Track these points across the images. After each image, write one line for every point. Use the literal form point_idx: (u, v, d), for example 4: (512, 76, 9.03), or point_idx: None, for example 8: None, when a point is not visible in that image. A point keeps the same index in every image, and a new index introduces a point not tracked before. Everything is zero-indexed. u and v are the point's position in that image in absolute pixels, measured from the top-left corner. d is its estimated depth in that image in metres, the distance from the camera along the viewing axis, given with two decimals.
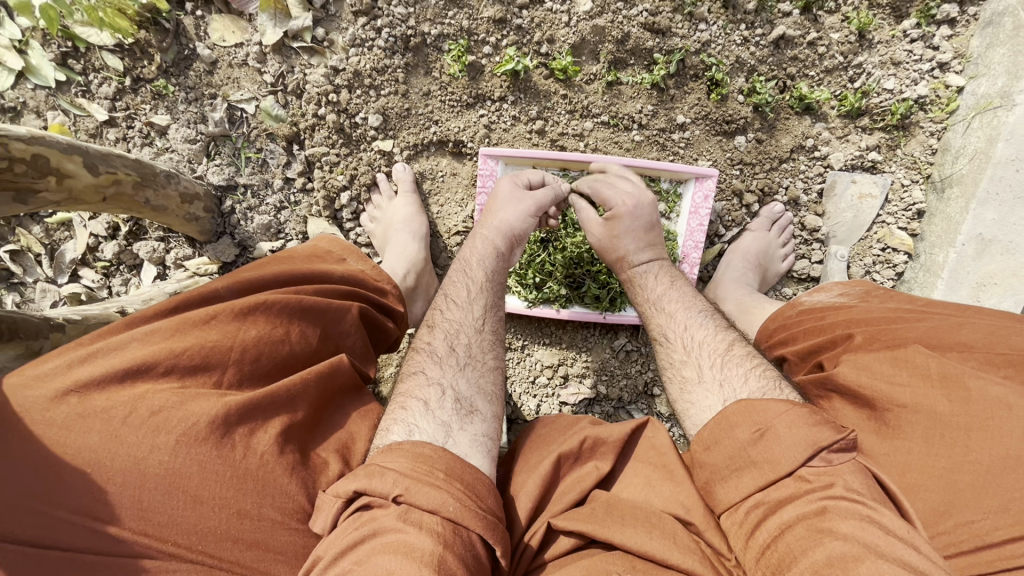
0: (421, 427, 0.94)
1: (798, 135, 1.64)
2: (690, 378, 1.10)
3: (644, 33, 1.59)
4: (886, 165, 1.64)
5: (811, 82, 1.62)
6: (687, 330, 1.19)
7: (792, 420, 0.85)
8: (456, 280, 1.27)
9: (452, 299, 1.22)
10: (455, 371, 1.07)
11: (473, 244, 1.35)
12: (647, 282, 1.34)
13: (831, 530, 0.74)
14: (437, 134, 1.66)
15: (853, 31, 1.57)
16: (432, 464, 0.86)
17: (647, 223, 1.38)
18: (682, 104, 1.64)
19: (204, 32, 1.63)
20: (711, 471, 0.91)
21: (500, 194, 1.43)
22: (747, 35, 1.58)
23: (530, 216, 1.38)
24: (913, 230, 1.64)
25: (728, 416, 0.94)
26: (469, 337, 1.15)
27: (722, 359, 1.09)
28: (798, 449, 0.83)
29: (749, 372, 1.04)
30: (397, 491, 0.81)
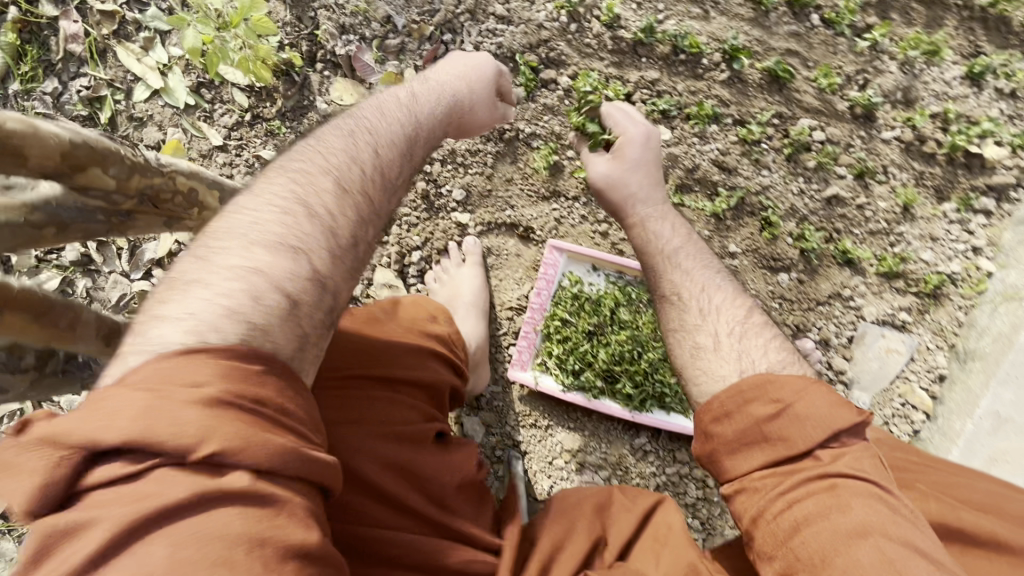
0: (247, 312, 0.73)
1: (837, 284, 1.79)
2: (703, 346, 1.19)
3: (712, 168, 1.77)
4: (915, 326, 1.76)
5: (856, 239, 1.78)
6: (704, 291, 1.29)
7: (815, 399, 0.98)
8: (312, 144, 1.00)
9: (347, 155, 0.99)
10: (331, 257, 0.86)
11: (353, 112, 1.10)
12: (666, 231, 1.39)
13: (843, 506, 0.87)
14: (511, 218, 1.81)
15: (900, 204, 1.74)
16: (242, 386, 0.65)
17: (654, 167, 1.46)
18: (735, 235, 1.80)
19: (326, 90, 1.83)
20: (722, 443, 1.02)
21: (417, 83, 1.23)
22: (804, 188, 1.76)
23: (436, 100, 1.21)
24: (934, 392, 1.73)
25: (742, 390, 1.03)
26: (341, 161, 0.97)
27: (741, 327, 1.21)
28: (819, 428, 0.95)
29: (767, 344, 1.17)
30: (190, 437, 0.59)
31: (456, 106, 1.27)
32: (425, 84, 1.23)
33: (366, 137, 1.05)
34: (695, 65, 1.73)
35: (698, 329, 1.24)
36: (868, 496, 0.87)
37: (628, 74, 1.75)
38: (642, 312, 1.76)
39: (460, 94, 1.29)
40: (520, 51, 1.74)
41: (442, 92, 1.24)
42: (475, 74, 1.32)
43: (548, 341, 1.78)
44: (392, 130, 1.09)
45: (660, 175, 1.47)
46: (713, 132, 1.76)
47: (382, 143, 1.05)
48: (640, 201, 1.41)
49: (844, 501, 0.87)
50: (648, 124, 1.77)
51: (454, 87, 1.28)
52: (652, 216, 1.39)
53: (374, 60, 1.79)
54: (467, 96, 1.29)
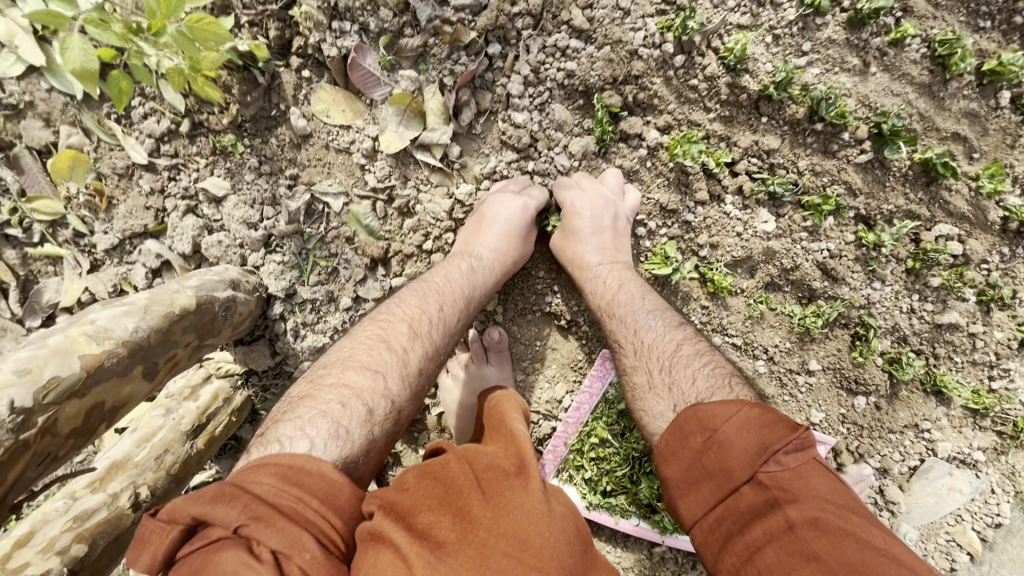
0: (350, 436, 0.88)
1: (917, 414, 1.53)
2: (642, 384, 1.04)
3: (815, 271, 1.38)
4: (986, 467, 1.56)
5: (954, 368, 1.49)
6: (637, 334, 1.11)
7: (739, 422, 0.82)
8: (388, 313, 1.10)
9: (411, 323, 1.08)
10: (409, 392, 1.01)
11: (418, 284, 1.18)
12: (598, 283, 1.21)
13: (803, 552, 0.70)
14: (551, 305, 1.39)
15: (1018, 338, 1.44)
16: (303, 484, 0.75)
17: (614, 230, 1.24)
18: (819, 349, 1.47)
19: (305, 98, 1.25)
20: (668, 486, 0.88)
21: (474, 263, 1.21)
22: (916, 306, 1.42)
23: (497, 276, 1.23)
24: (985, 535, 1.59)
25: (676, 425, 0.88)
26: (398, 392, 0.98)
27: (676, 357, 1.03)
28: (747, 452, 0.79)
29: (699, 372, 0.97)
30: (242, 520, 0.69)
31: (506, 267, 1.24)
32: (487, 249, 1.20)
33: (435, 303, 1.13)
34: (828, 138, 1.27)
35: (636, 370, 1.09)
36: (834, 533, 0.70)
37: (737, 137, 1.27)
38: None
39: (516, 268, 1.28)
40: (597, 88, 1.21)
41: (481, 254, 1.21)
42: (521, 224, 1.22)
43: (579, 456, 1.46)
44: (439, 296, 1.14)
45: (623, 238, 1.26)
46: (827, 228, 1.34)
47: (443, 314, 1.13)
48: (588, 257, 1.23)
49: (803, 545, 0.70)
50: (748, 205, 1.33)
51: (496, 250, 1.21)
52: (595, 274, 1.22)
53: (381, 67, 1.21)
54: (524, 244, 1.25)
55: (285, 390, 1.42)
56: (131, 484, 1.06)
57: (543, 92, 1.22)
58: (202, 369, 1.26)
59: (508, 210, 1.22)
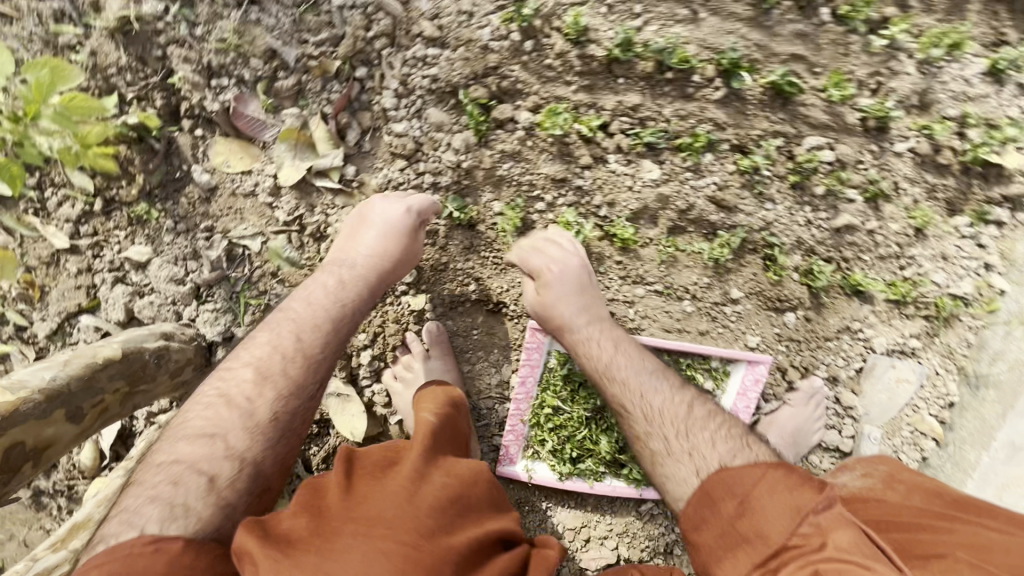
0: (188, 512, 0.95)
1: (845, 317, 1.62)
2: (659, 451, 1.17)
3: (709, 205, 1.49)
4: (924, 352, 1.64)
5: (865, 267, 1.58)
6: (645, 397, 1.22)
7: (775, 481, 1.01)
8: (232, 362, 1.15)
9: (259, 356, 1.14)
10: (262, 441, 1.06)
11: (276, 316, 1.20)
12: (595, 348, 1.29)
13: None
14: (477, 292, 1.48)
15: (911, 224, 1.55)
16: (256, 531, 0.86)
17: (579, 288, 1.32)
18: (737, 277, 1.56)
19: (202, 155, 1.34)
20: (707, 552, 1.04)
21: (339, 273, 1.25)
22: (811, 218, 1.52)
23: (366, 289, 1.25)
24: (944, 418, 1.64)
25: (707, 493, 1.06)
26: (238, 436, 1.05)
27: (686, 422, 1.19)
28: (778, 506, 0.97)
29: (715, 436, 1.15)
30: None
31: (371, 285, 1.25)
32: (352, 261, 1.26)
33: (277, 335, 1.16)
34: (684, 83, 1.38)
35: (647, 435, 1.20)
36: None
37: (603, 101, 1.38)
38: None
39: (400, 274, 1.31)
40: (462, 85, 1.32)
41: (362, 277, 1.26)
42: (403, 226, 1.27)
43: (539, 430, 1.52)
44: (302, 314, 1.19)
45: (597, 296, 1.35)
46: (708, 164, 1.45)
47: (299, 342, 1.15)
48: (571, 325, 1.30)
49: None
50: (631, 159, 1.44)
51: (371, 265, 1.26)
52: (585, 339, 1.29)
53: (263, 110, 1.31)
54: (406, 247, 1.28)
55: None
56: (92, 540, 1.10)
57: (416, 101, 1.32)
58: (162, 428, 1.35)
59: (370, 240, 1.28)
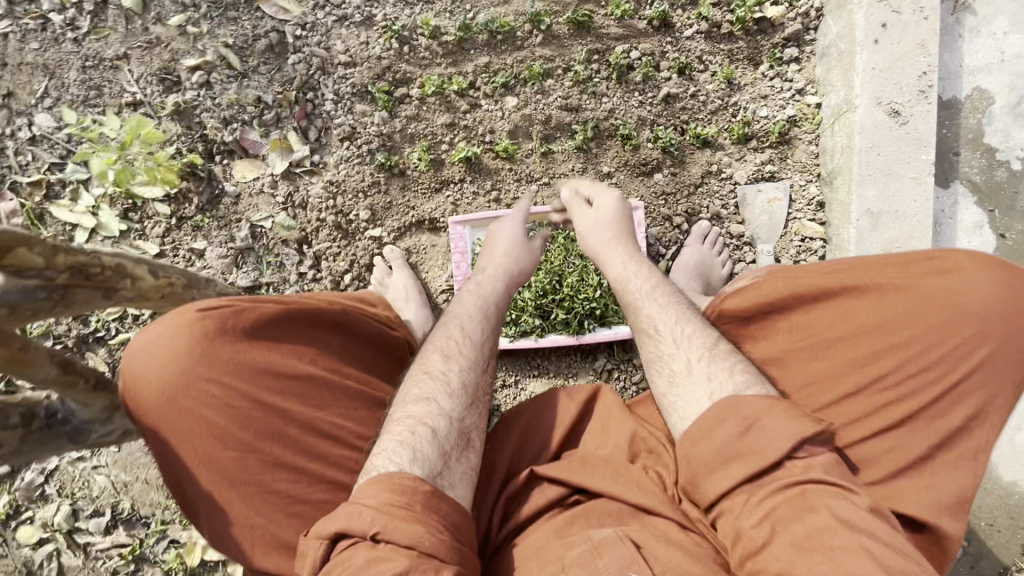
0: (432, 368, 1.39)
1: (704, 164, 2.02)
2: (681, 371, 1.26)
3: (562, 112, 2.04)
4: (783, 173, 1.98)
5: (702, 122, 2.02)
6: (679, 322, 1.37)
7: (777, 413, 1.07)
8: (454, 317, 1.58)
9: (442, 351, 1.45)
10: (454, 369, 1.39)
11: (456, 311, 1.61)
12: (631, 274, 1.52)
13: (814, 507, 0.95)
14: (415, 216, 2.06)
15: (723, 80, 1.99)
16: (408, 500, 1.10)
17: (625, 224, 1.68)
18: (605, 158, 2.04)
19: (229, 175, 2.13)
20: (699, 465, 1.09)
21: (482, 282, 1.68)
22: (642, 99, 2.02)
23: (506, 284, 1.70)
24: (820, 220, 1.93)
25: (715, 415, 1.11)
26: (450, 379, 1.38)
27: (712, 354, 1.27)
28: (785, 440, 1.03)
29: (734, 366, 1.22)
30: (373, 531, 1.04)
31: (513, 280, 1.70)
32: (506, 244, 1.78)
33: (458, 328, 1.50)
34: (513, 40, 2.04)
35: (673, 355, 1.31)
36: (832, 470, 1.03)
37: (465, 67, 2.05)
38: (547, 249, 1.97)
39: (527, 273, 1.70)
40: (370, 83, 2.05)
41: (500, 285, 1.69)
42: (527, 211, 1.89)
43: None
44: (467, 322, 1.55)
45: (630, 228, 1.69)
46: (550, 85, 2.04)
47: (469, 329, 1.52)
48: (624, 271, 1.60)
49: (815, 505, 0.96)
50: (496, 97, 2.05)
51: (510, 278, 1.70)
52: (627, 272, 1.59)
53: (259, 135, 2.08)
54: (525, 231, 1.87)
55: None
56: None
57: (347, 102, 2.06)
58: None
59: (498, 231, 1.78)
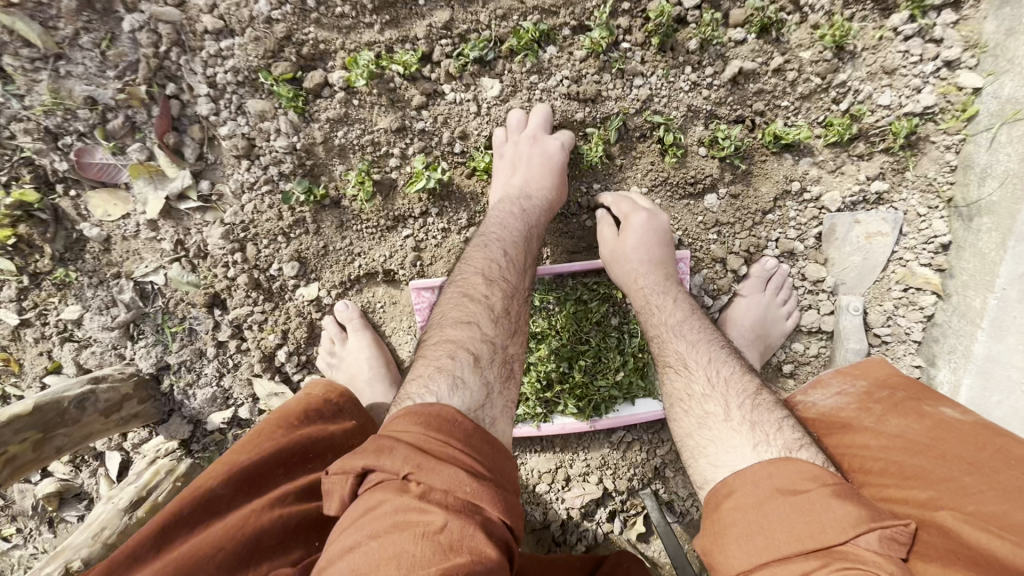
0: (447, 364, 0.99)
1: (780, 180, 1.36)
2: (714, 413, 1.03)
3: (571, 104, 1.32)
4: (895, 193, 1.35)
5: (786, 114, 1.31)
6: (713, 362, 1.12)
7: (835, 489, 0.80)
8: (493, 235, 1.20)
9: (485, 273, 1.12)
10: (503, 325, 1.07)
11: (479, 240, 1.21)
12: (675, 314, 1.22)
13: None
14: (363, 267, 1.47)
15: (829, 47, 1.25)
16: (447, 433, 0.82)
17: (659, 242, 1.29)
18: (633, 172, 1.37)
19: (84, 211, 1.44)
20: (738, 516, 0.84)
21: (523, 204, 1.25)
22: (696, 79, 1.29)
23: (545, 216, 1.28)
24: (939, 266, 1.36)
25: (769, 470, 0.86)
26: (504, 302, 1.10)
27: (754, 401, 1.03)
28: (845, 512, 0.76)
29: (782, 420, 0.99)
30: (407, 468, 0.76)
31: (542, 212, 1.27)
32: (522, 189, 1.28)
33: (500, 250, 1.16)
34: None
35: (703, 397, 1.07)
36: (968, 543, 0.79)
37: (413, 30, 1.28)
38: (551, 314, 1.43)
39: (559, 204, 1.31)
40: (262, 68, 1.28)
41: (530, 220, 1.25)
42: (560, 162, 1.28)
43: None
44: (502, 245, 1.18)
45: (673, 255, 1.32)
46: (552, 58, 1.29)
47: (510, 257, 1.17)
48: (647, 279, 1.28)
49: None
50: (467, 82, 1.32)
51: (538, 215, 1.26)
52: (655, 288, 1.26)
53: (109, 154, 1.36)
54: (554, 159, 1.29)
55: (218, 442, 1.63)
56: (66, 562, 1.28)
57: (231, 98, 1.32)
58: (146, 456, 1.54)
59: (546, 150, 1.27)
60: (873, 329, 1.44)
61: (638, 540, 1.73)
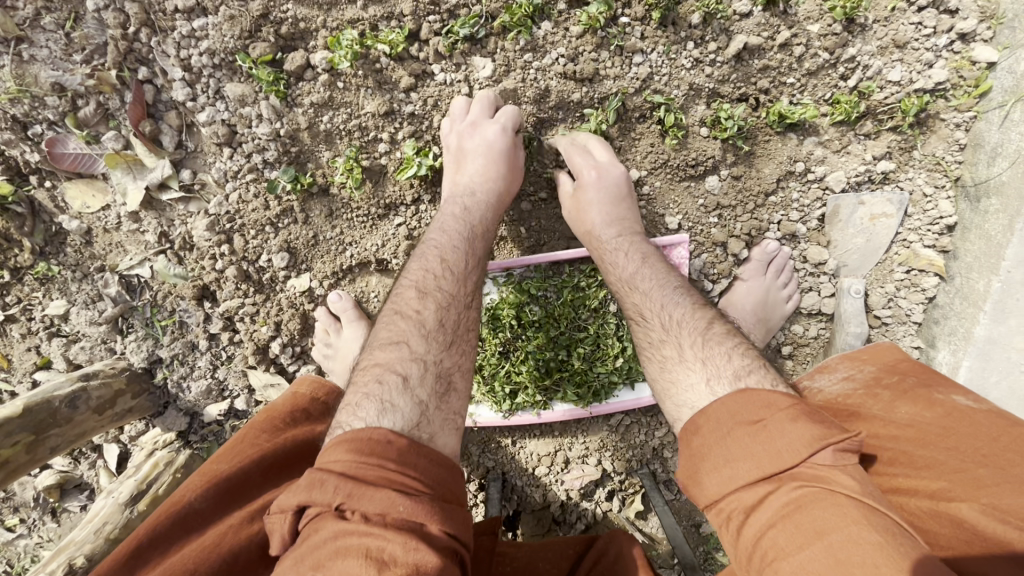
0: (390, 391, 0.91)
1: (784, 161, 1.32)
2: (671, 356, 1.01)
3: (566, 83, 1.25)
4: (901, 173, 1.31)
5: (792, 92, 1.26)
6: (666, 308, 1.07)
7: (794, 415, 0.78)
8: (434, 242, 1.16)
9: (420, 287, 1.08)
10: (439, 346, 1.00)
11: (422, 247, 1.17)
12: (631, 259, 1.18)
13: (834, 496, 0.69)
14: (356, 256, 1.42)
15: (836, 20, 1.20)
16: (382, 454, 0.80)
17: (614, 201, 1.24)
18: (632, 154, 1.32)
19: (62, 203, 1.37)
20: (704, 448, 0.82)
21: (467, 203, 1.21)
22: (698, 55, 1.23)
23: (492, 211, 1.22)
24: (943, 247, 1.34)
25: (730, 407, 0.83)
26: (443, 316, 1.04)
27: (706, 336, 0.99)
28: (801, 441, 0.74)
29: (732, 350, 0.95)
30: (339, 498, 0.74)
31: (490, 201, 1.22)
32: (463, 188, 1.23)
33: (437, 260, 1.12)
34: None
35: (662, 341, 1.05)
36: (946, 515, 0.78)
37: (400, 7, 1.21)
38: (549, 302, 1.41)
39: (512, 191, 1.26)
40: (240, 51, 1.23)
41: (473, 219, 1.20)
42: (503, 149, 1.22)
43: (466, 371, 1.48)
44: (440, 248, 1.14)
45: (630, 209, 1.26)
46: (547, 34, 1.23)
47: (448, 262, 1.12)
48: (601, 232, 1.23)
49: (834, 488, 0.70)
50: (458, 62, 1.26)
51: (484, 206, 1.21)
52: (612, 245, 1.21)
53: (84, 143, 1.30)
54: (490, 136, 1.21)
55: (216, 434, 1.61)
56: (68, 559, 1.27)
57: (208, 81, 1.26)
58: (145, 450, 1.52)
59: (485, 136, 1.21)
60: (874, 311, 1.42)
61: (638, 519, 1.74)
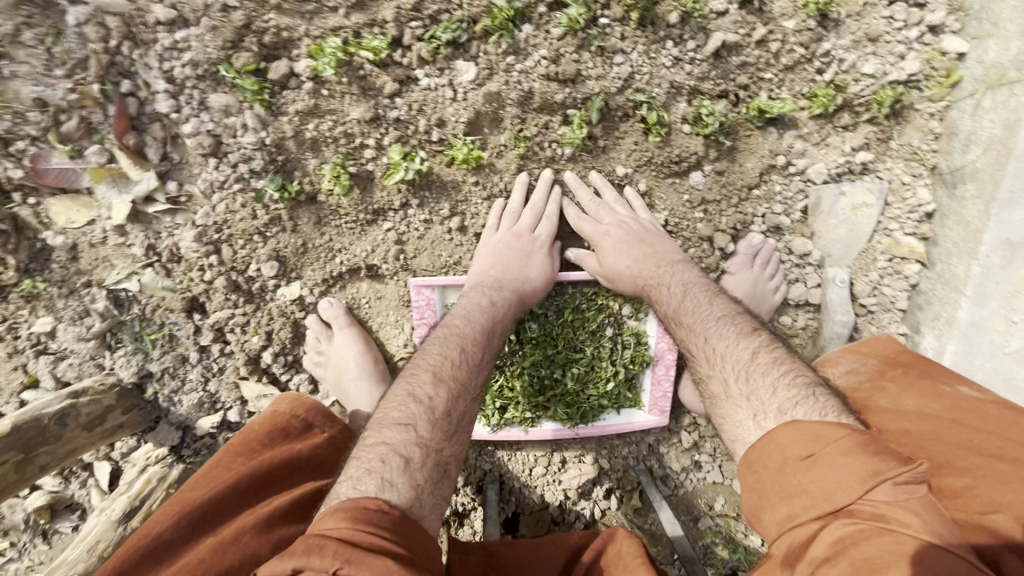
0: (395, 480, 0.91)
1: (765, 155, 1.34)
2: (719, 392, 1.06)
3: (549, 85, 1.27)
4: (879, 164, 1.35)
5: (770, 87, 1.29)
6: (709, 341, 1.12)
7: (849, 447, 0.78)
8: (454, 325, 1.22)
9: (434, 372, 1.10)
10: (442, 435, 1.01)
11: (439, 330, 1.22)
12: (673, 296, 1.23)
13: (893, 532, 0.69)
14: (346, 263, 1.42)
15: (809, 17, 1.23)
16: (377, 524, 0.82)
17: (635, 243, 1.29)
18: (617, 154, 1.34)
19: (45, 219, 1.36)
20: (760, 485, 0.85)
21: (488, 293, 1.28)
22: (677, 54, 1.26)
23: (514, 309, 1.29)
24: (924, 234, 1.37)
25: (778, 442, 0.85)
26: (451, 405, 1.06)
27: (750, 364, 1.03)
28: (857, 474, 0.75)
29: (779, 380, 0.97)
30: (337, 564, 0.73)
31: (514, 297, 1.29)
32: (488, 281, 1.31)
33: (456, 349, 1.15)
34: None
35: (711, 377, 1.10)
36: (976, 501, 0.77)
37: (383, 14, 1.23)
38: (547, 321, 1.42)
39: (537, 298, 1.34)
40: (225, 62, 1.24)
41: (496, 306, 1.27)
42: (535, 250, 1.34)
43: None
44: (457, 334, 1.19)
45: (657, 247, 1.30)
46: (528, 37, 1.25)
47: (467, 355, 1.15)
48: (639, 275, 1.28)
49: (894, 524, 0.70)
50: (442, 67, 1.27)
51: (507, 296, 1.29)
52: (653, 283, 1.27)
53: (67, 158, 1.28)
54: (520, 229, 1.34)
55: (209, 447, 1.60)
56: None
57: (192, 92, 1.26)
58: (136, 466, 1.51)
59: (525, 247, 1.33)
60: (861, 299, 1.44)
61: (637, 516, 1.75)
